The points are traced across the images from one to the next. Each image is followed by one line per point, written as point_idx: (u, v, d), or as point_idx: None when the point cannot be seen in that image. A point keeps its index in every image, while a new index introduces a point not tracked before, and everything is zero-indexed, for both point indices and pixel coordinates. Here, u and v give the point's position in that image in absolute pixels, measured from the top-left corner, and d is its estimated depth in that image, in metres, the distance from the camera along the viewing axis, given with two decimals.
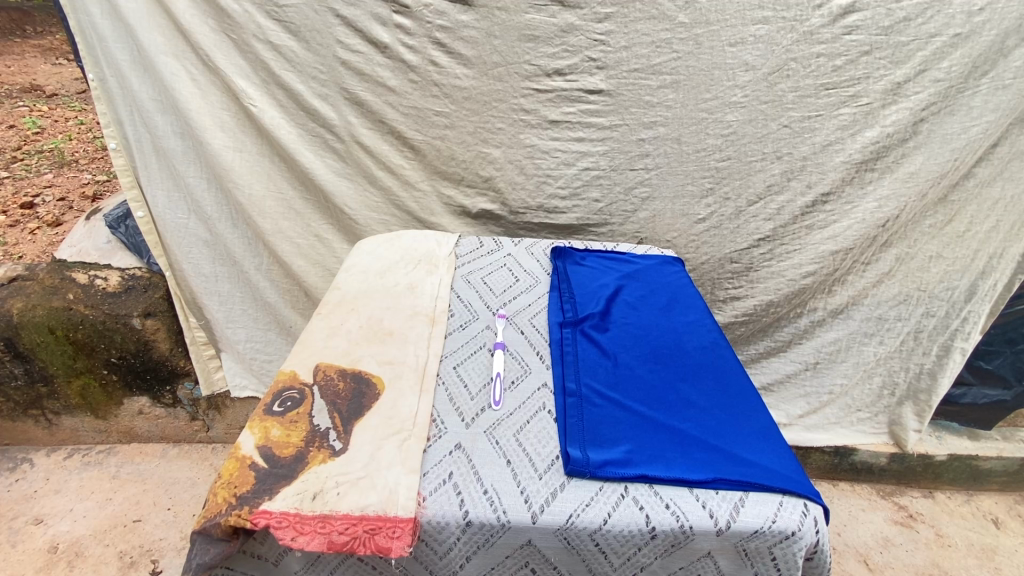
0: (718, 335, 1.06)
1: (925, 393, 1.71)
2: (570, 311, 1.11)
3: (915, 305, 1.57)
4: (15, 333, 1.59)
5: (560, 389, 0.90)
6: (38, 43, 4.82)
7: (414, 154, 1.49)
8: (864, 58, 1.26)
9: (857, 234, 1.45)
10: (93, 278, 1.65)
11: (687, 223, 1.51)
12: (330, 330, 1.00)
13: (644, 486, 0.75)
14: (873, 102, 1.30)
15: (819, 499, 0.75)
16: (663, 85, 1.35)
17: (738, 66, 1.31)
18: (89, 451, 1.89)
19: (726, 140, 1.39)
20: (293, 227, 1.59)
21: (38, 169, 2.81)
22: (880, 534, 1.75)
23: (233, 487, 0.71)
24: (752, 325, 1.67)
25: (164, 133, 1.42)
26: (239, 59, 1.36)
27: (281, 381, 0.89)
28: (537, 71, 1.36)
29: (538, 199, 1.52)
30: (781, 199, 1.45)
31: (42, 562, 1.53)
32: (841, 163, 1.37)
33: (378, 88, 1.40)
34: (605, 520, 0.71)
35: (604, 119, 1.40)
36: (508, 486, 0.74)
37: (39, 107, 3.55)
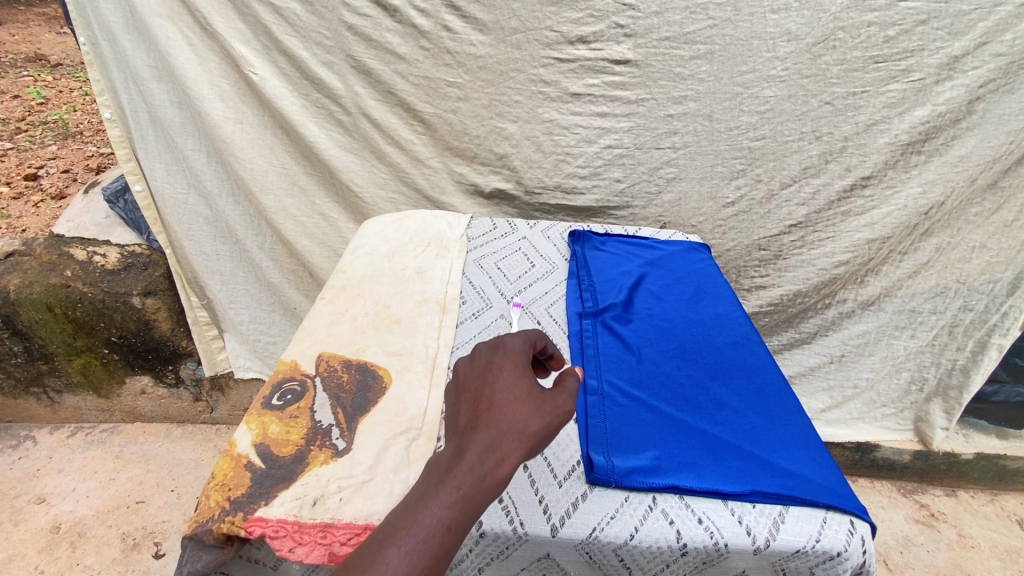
0: (750, 329, 0.99)
1: (956, 389, 1.63)
2: (590, 300, 1.03)
3: (952, 298, 1.48)
4: (12, 310, 1.54)
5: (581, 386, 0.84)
6: (43, 11, 4.70)
7: (425, 128, 1.40)
8: (919, 28, 1.15)
9: (897, 221, 1.35)
10: (92, 254, 1.57)
11: (714, 206, 1.42)
12: (334, 317, 0.94)
13: (673, 497, 0.68)
14: (926, 77, 1.19)
15: (866, 514, 0.69)
16: (695, 55, 1.24)
17: (780, 36, 1.20)
18: (93, 430, 1.86)
19: (762, 117, 1.29)
20: (297, 204, 1.51)
21: (42, 140, 2.75)
22: (900, 533, 1.69)
23: (227, 490, 0.65)
24: (777, 315, 1.59)
25: (160, 102, 1.34)
26: (238, 22, 1.27)
27: (281, 372, 0.83)
28: (559, 39, 1.26)
29: (555, 178, 1.43)
30: (818, 182, 1.35)
31: (45, 541, 1.51)
32: (886, 144, 1.27)
33: (388, 55, 1.31)
34: (632, 535, 0.64)
35: (629, 92, 1.30)
36: (526, 495, 0.68)
37: (44, 77, 3.47)
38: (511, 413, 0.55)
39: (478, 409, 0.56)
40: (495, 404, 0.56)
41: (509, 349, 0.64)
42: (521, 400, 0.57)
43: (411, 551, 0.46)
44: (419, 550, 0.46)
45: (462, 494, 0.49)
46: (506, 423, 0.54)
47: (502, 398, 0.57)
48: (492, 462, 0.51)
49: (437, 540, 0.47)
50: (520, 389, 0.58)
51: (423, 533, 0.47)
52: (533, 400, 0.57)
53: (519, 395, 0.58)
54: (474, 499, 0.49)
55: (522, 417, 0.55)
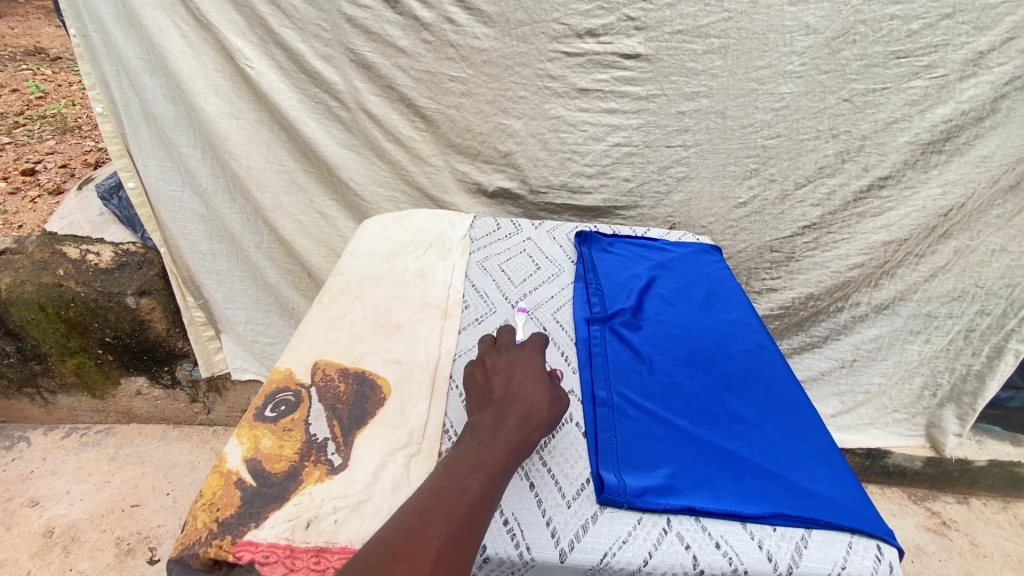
0: (765, 336, 0.94)
1: (970, 395, 1.58)
2: (598, 305, 0.99)
3: (969, 302, 1.43)
4: (4, 309, 1.50)
5: (590, 397, 0.80)
6: (44, 4, 4.66)
7: (426, 125, 1.36)
8: (944, 22, 1.10)
9: (915, 223, 1.31)
10: (85, 252, 1.53)
11: (725, 207, 1.38)
12: (331, 322, 0.90)
13: (689, 520, 0.64)
14: (949, 74, 1.14)
15: (894, 539, 0.65)
16: (709, 50, 1.20)
17: (797, 29, 1.15)
18: (88, 431, 1.83)
19: (777, 115, 1.24)
20: (294, 202, 1.47)
21: (40, 134, 2.71)
22: (911, 541, 1.66)
23: (215, 510, 0.61)
24: (788, 318, 1.54)
25: (154, 97, 1.30)
26: (233, 13, 1.23)
27: (274, 381, 0.79)
28: (567, 32, 1.21)
29: (561, 177, 1.39)
30: (833, 182, 1.30)
31: (37, 546, 1.48)
32: (905, 143, 1.22)
33: (388, 49, 1.27)
34: (646, 561, 0.61)
35: (639, 88, 1.26)
36: (532, 516, 0.64)
37: (44, 70, 3.43)
38: (539, 392, 0.70)
39: (511, 388, 0.69)
40: (524, 386, 0.70)
41: (521, 345, 0.79)
42: (542, 384, 0.72)
43: (479, 486, 0.58)
44: (485, 485, 0.58)
45: (511, 448, 0.62)
46: (538, 400, 0.68)
47: (527, 380, 0.71)
48: (530, 428, 0.65)
49: (496, 480, 0.59)
50: (542, 375, 0.73)
51: (486, 473, 0.59)
52: (552, 386, 0.73)
53: (539, 381, 0.72)
54: (519, 453, 0.63)
55: (546, 398, 0.70)
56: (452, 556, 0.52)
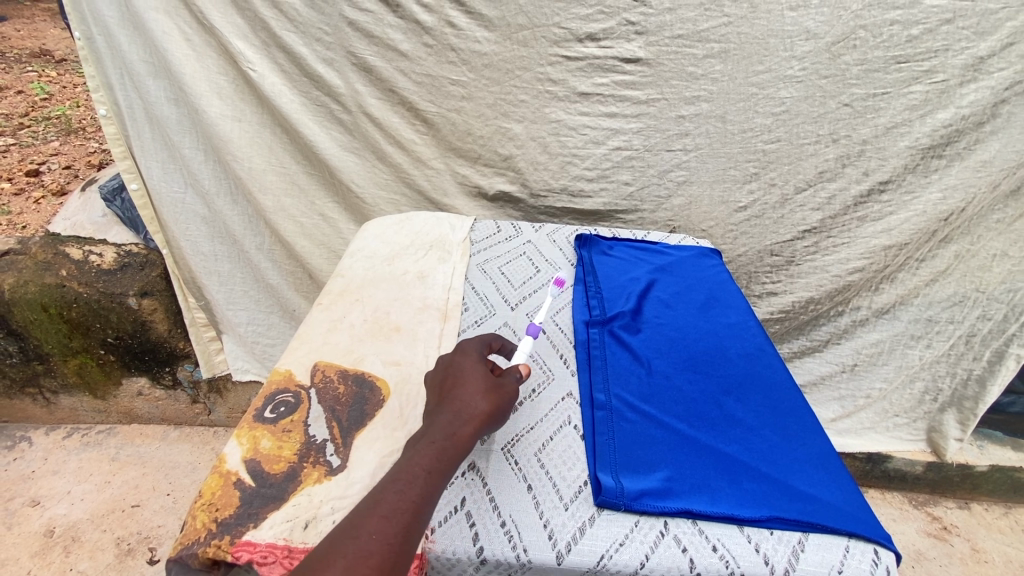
0: (764, 340, 0.94)
1: (971, 400, 1.58)
2: (597, 308, 0.99)
3: (971, 307, 1.43)
4: (7, 309, 1.51)
5: (588, 400, 0.80)
6: (49, 6, 4.70)
7: (427, 128, 1.37)
8: (944, 28, 1.11)
9: (915, 227, 1.31)
10: (87, 254, 1.54)
11: (725, 211, 1.38)
12: (331, 324, 0.90)
13: (686, 522, 0.65)
14: (950, 79, 1.14)
15: (891, 543, 0.65)
16: (709, 54, 1.20)
17: (797, 34, 1.15)
18: (89, 431, 1.83)
19: (777, 119, 1.24)
20: (296, 204, 1.48)
21: (44, 135, 2.73)
22: (912, 547, 1.65)
23: (214, 510, 0.62)
24: (788, 322, 1.54)
25: (157, 99, 1.31)
26: (236, 17, 1.23)
27: (274, 383, 0.79)
28: (567, 36, 1.22)
29: (562, 180, 1.39)
30: (834, 187, 1.30)
31: (38, 546, 1.49)
32: (905, 148, 1.22)
33: (390, 52, 1.27)
34: (642, 563, 0.61)
35: (639, 92, 1.26)
36: (529, 518, 0.64)
37: (48, 73, 3.45)
38: (469, 387, 0.65)
39: (442, 393, 0.66)
40: (455, 386, 0.66)
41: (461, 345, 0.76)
42: (477, 376, 0.67)
43: (399, 497, 0.53)
44: (406, 496, 0.53)
45: (439, 449, 0.58)
46: (469, 396, 0.64)
47: (460, 378, 0.67)
48: (461, 425, 0.61)
49: (422, 489, 0.54)
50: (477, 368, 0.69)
51: (410, 481, 0.54)
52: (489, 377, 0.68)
53: (472, 373, 0.67)
54: (448, 451, 0.58)
55: (479, 388, 0.65)
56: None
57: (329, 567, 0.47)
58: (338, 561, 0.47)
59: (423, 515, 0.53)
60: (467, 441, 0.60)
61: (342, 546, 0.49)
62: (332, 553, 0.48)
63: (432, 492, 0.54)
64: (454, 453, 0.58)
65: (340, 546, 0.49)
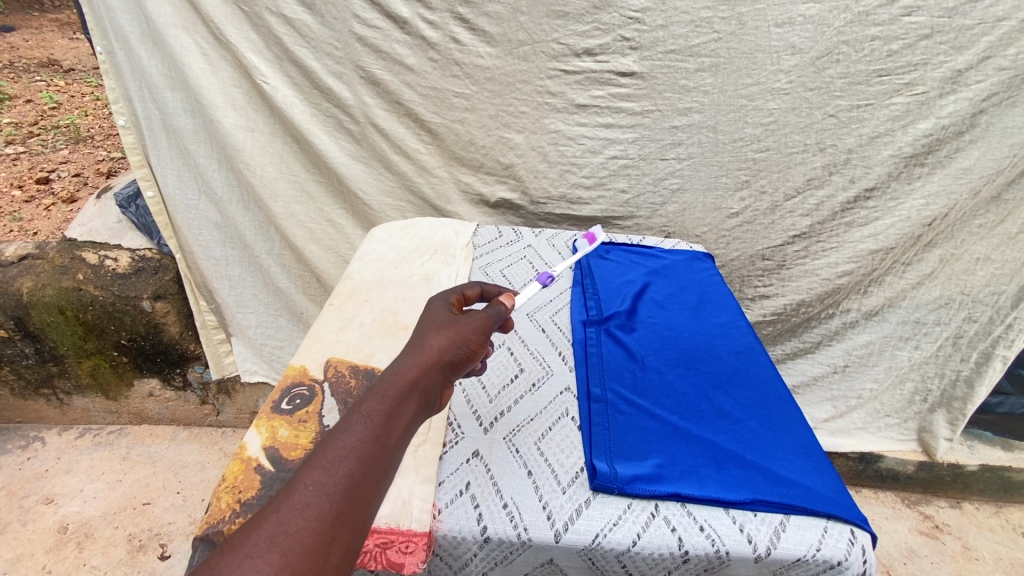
0: (753, 339, 0.99)
1: (960, 400, 1.62)
2: (594, 308, 1.04)
3: (956, 309, 1.47)
4: (25, 312, 1.56)
5: (585, 394, 0.85)
6: (56, 17, 4.78)
7: (432, 138, 1.43)
8: (923, 43, 1.16)
9: (900, 232, 1.36)
10: (103, 258, 1.59)
11: (718, 217, 1.44)
12: (342, 323, 0.96)
13: (676, 505, 0.69)
14: (929, 91, 1.20)
15: (867, 525, 0.70)
16: (700, 68, 1.26)
17: (784, 49, 1.21)
18: (101, 431, 1.88)
19: (766, 129, 1.30)
20: (305, 210, 1.54)
21: (54, 144, 2.79)
22: (904, 544, 1.69)
23: (237, 492, 0.67)
24: (781, 324, 1.59)
25: (173, 110, 1.37)
26: (251, 32, 1.30)
27: (290, 377, 0.84)
28: (565, 51, 1.28)
29: (561, 188, 1.45)
30: (822, 194, 1.36)
31: (52, 542, 1.53)
32: (889, 156, 1.28)
33: (396, 66, 1.33)
34: (634, 541, 0.66)
35: (634, 104, 1.32)
36: (529, 500, 0.69)
37: (56, 82, 3.52)
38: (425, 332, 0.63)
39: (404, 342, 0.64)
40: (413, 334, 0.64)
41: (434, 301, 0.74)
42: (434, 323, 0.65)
43: (340, 445, 0.49)
44: (347, 442, 0.50)
45: (383, 390, 0.54)
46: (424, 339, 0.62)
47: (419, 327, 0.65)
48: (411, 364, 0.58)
49: (365, 434, 0.51)
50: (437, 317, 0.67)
51: (351, 427, 0.51)
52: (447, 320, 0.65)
53: (428, 319, 0.67)
54: (395, 388, 0.55)
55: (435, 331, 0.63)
56: (298, 528, 0.43)
57: (262, 524, 0.43)
58: (272, 516, 0.44)
59: (370, 462, 0.49)
60: (418, 373, 0.57)
61: (277, 500, 0.45)
62: (267, 508, 0.45)
63: (379, 435, 0.51)
64: (404, 388, 0.55)
65: (276, 500, 0.45)
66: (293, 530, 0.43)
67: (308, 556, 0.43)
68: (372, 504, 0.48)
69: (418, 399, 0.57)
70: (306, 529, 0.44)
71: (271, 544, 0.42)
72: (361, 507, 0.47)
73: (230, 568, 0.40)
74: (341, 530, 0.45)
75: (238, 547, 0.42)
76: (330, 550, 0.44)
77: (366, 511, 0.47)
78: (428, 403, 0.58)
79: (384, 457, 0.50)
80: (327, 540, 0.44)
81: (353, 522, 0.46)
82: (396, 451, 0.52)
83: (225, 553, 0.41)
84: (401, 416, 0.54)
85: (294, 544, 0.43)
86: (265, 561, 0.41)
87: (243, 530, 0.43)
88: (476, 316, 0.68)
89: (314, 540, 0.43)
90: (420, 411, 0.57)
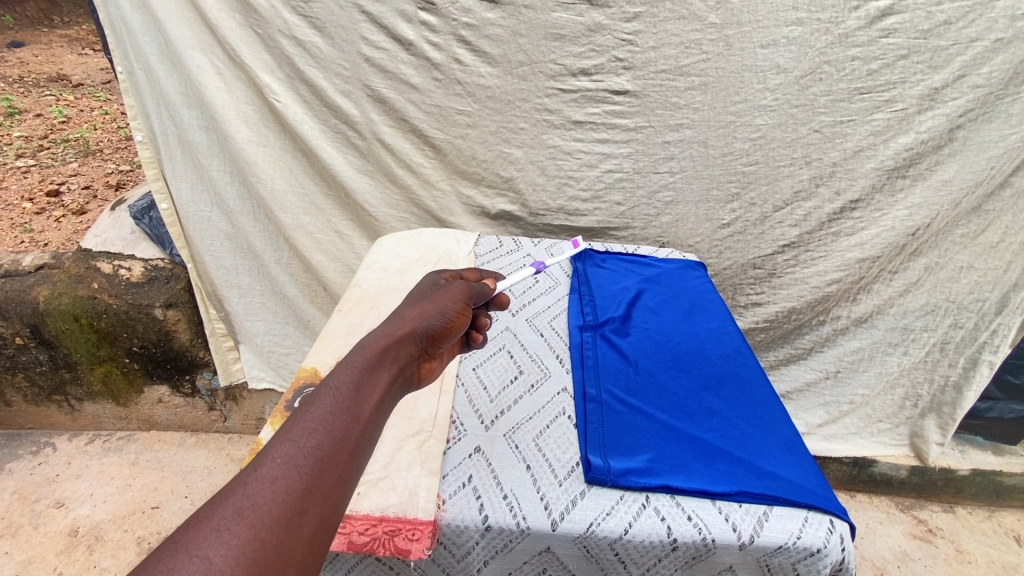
0: (741, 342, 1.04)
1: (949, 405, 1.66)
2: (590, 314, 1.09)
3: (942, 316, 1.52)
4: (41, 319, 1.61)
5: (581, 394, 0.90)
6: (64, 33, 4.90)
7: (435, 153, 1.49)
8: (901, 63, 1.23)
9: (885, 242, 1.42)
10: (117, 268, 1.65)
11: (710, 227, 1.50)
12: (351, 328, 1.01)
13: (665, 496, 0.74)
14: (908, 108, 1.26)
15: (846, 515, 0.74)
16: (690, 87, 1.33)
17: (770, 69, 1.28)
18: (110, 437, 1.93)
19: (754, 144, 1.37)
20: (313, 221, 1.60)
21: (63, 157, 2.86)
22: (898, 547, 1.72)
23: None
24: (773, 331, 1.65)
25: (189, 126, 1.44)
26: (264, 53, 1.36)
27: (302, 378, 0.89)
28: (562, 71, 1.34)
29: (559, 201, 1.51)
30: (809, 205, 1.42)
31: (63, 545, 1.57)
32: (872, 169, 1.34)
33: (402, 85, 1.40)
34: (626, 529, 0.70)
35: (628, 120, 1.39)
36: (527, 491, 0.74)
37: (66, 97, 3.60)
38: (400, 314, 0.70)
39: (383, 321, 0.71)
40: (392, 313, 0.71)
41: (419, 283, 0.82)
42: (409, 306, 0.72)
43: (308, 420, 0.52)
44: (315, 417, 0.52)
45: (351, 365, 0.59)
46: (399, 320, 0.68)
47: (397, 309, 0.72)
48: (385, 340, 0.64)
49: (332, 407, 0.53)
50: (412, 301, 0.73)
51: (318, 402, 0.53)
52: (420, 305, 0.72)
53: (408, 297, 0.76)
54: (364, 361, 0.60)
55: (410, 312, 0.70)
56: (267, 500, 0.44)
57: (228, 498, 0.44)
58: (240, 489, 0.44)
59: (338, 435, 0.52)
60: (393, 345, 0.64)
61: (244, 475, 0.46)
62: (234, 482, 0.45)
63: (347, 409, 0.54)
64: (373, 359, 0.61)
65: (243, 475, 0.46)
66: (263, 502, 0.44)
67: (278, 528, 0.44)
68: (341, 475, 0.50)
69: (387, 375, 0.61)
70: (275, 501, 0.45)
71: (239, 516, 0.43)
72: (330, 479, 0.49)
73: (197, 541, 0.41)
74: (311, 502, 0.47)
75: (204, 520, 0.42)
76: (300, 522, 0.45)
77: (335, 482, 0.49)
78: (406, 367, 0.64)
79: (352, 430, 0.53)
80: (298, 511, 0.45)
81: (323, 493, 0.48)
82: (364, 427, 0.55)
83: (191, 527, 0.41)
84: (369, 393, 0.57)
85: (264, 515, 0.44)
86: (233, 534, 0.42)
87: (210, 506, 0.43)
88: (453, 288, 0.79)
89: (285, 511, 0.45)
90: (393, 379, 0.62)
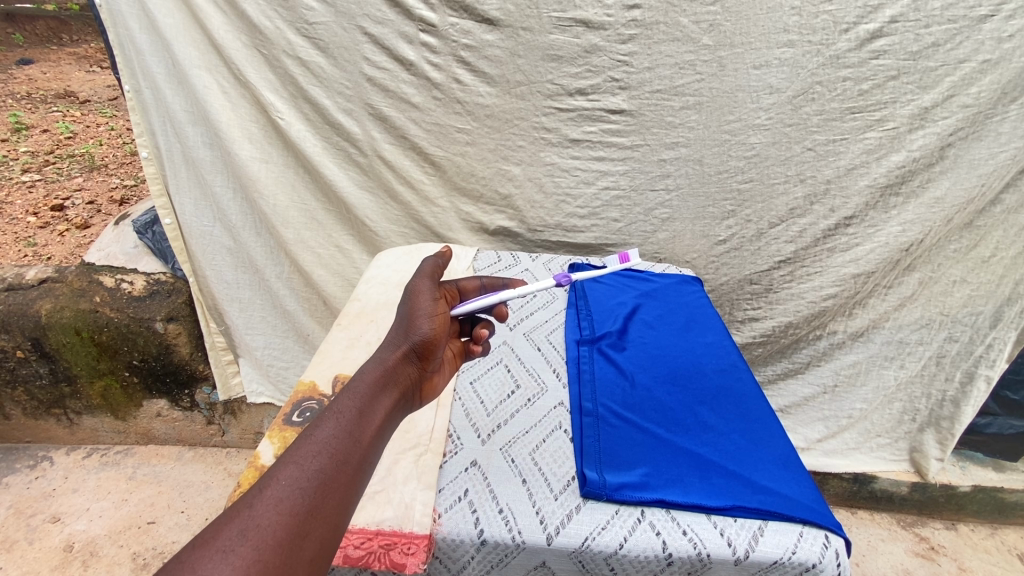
0: (737, 357, 1.04)
1: (948, 420, 1.66)
2: (587, 328, 1.10)
3: (937, 330, 1.53)
4: (43, 333, 1.62)
5: (577, 408, 0.91)
6: (73, 50, 4.99)
7: (435, 170, 1.52)
8: (891, 83, 1.26)
9: (880, 258, 1.43)
10: (119, 281, 1.65)
11: (707, 243, 1.52)
12: (351, 341, 1.02)
13: (661, 511, 0.74)
14: (899, 127, 1.29)
15: (841, 530, 0.74)
16: (685, 106, 1.35)
17: (762, 89, 1.30)
18: (108, 451, 1.92)
19: (749, 162, 1.39)
20: (315, 236, 1.62)
21: (70, 172, 2.90)
22: (900, 566, 1.70)
23: None
24: (771, 346, 1.66)
25: (194, 143, 1.46)
26: (269, 73, 1.40)
27: (301, 392, 0.90)
28: (559, 90, 1.37)
29: (556, 217, 1.54)
30: (804, 222, 1.44)
31: (58, 560, 1.56)
32: (865, 186, 1.36)
33: (402, 104, 1.43)
34: (621, 544, 0.70)
35: (624, 138, 1.41)
36: (523, 505, 0.75)
37: (73, 113, 3.67)
38: (397, 331, 0.69)
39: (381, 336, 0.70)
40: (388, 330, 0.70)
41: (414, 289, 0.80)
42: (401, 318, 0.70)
43: (312, 442, 0.53)
44: (318, 439, 0.53)
45: (354, 390, 0.59)
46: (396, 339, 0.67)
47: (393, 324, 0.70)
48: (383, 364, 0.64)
49: (336, 430, 0.54)
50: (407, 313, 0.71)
51: (322, 425, 0.54)
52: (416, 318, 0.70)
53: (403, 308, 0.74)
54: (367, 385, 0.60)
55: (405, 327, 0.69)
56: (271, 522, 0.46)
57: (234, 519, 0.45)
58: (245, 511, 0.46)
59: (342, 458, 0.53)
60: (392, 368, 0.64)
61: (250, 497, 0.47)
62: (239, 505, 0.47)
63: (349, 432, 0.55)
64: (376, 382, 0.61)
65: (248, 497, 0.47)
66: (267, 524, 0.45)
67: (280, 550, 0.45)
68: (343, 498, 0.51)
69: (390, 398, 0.62)
70: (278, 524, 0.46)
71: (243, 537, 0.44)
72: (332, 503, 0.50)
73: (202, 561, 0.42)
74: (313, 525, 0.48)
75: (211, 541, 0.44)
76: (303, 544, 0.47)
77: (337, 504, 0.50)
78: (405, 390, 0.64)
79: (354, 453, 0.54)
80: (300, 534, 0.47)
81: (325, 516, 0.49)
82: (368, 448, 0.55)
83: (198, 547, 0.43)
84: (373, 416, 0.58)
85: (267, 537, 0.45)
86: (237, 554, 0.43)
87: (215, 526, 0.45)
88: (429, 274, 0.75)
89: (288, 533, 0.46)
90: (395, 400, 0.62)
